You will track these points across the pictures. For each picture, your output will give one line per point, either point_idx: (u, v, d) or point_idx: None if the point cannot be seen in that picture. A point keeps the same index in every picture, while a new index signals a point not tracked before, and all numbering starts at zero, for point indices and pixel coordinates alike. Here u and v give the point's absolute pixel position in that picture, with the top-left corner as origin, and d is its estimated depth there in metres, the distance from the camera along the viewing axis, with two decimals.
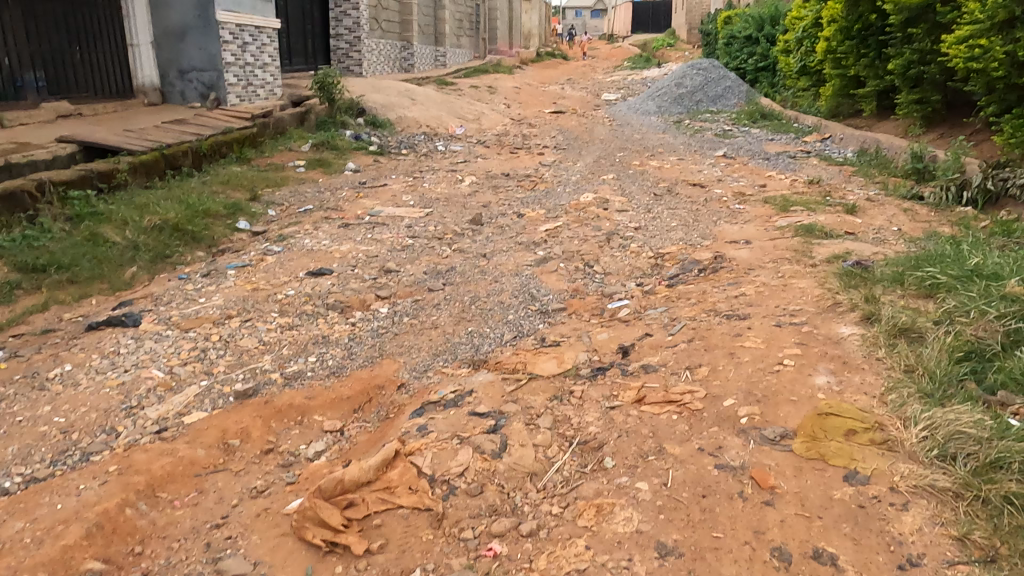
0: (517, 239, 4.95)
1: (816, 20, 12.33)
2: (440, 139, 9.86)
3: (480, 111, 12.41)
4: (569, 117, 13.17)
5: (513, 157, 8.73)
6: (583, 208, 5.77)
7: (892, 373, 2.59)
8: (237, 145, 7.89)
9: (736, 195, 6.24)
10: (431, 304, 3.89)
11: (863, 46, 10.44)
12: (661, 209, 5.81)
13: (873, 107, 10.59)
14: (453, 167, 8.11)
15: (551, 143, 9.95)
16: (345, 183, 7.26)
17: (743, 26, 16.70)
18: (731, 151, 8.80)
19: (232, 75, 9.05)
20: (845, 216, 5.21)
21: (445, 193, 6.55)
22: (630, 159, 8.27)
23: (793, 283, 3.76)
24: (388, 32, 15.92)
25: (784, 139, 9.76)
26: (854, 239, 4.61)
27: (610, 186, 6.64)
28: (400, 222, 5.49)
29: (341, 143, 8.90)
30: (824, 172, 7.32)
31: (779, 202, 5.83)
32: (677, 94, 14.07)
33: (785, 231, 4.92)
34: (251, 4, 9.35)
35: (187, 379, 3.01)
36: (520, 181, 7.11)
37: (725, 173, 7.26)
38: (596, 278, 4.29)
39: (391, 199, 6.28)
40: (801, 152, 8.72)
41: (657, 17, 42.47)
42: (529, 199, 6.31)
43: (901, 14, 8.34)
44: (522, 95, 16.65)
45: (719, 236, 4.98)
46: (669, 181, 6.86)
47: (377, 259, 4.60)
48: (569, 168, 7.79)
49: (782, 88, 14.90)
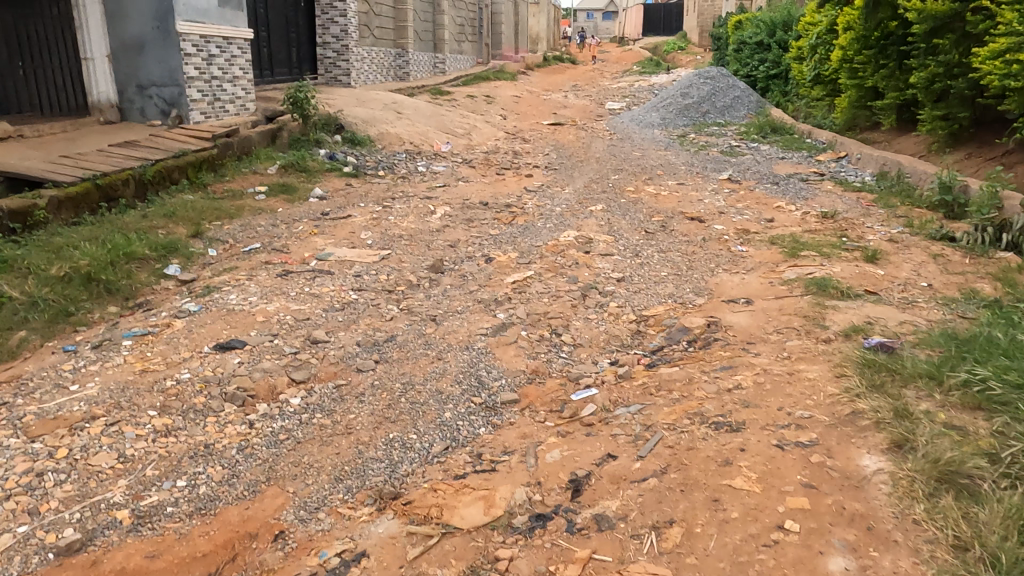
0: (477, 295, 4.23)
1: (831, 27, 11.55)
2: (423, 158, 9.17)
3: (472, 125, 11.69)
4: (567, 130, 12.44)
5: (499, 180, 8.00)
6: (561, 251, 5.03)
7: (937, 556, 1.86)
8: (193, 169, 7.22)
9: (738, 233, 5.49)
10: (354, 392, 3.18)
11: (882, 56, 9.66)
12: (650, 251, 5.06)
13: (893, 121, 9.81)
14: (431, 192, 7.40)
15: (542, 162, 9.22)
16: (306, 213, 6.57)
17: (754, 31, 15.90)
18: (736, 173, 8.01)
19: (197, 90, 8.38)
20: (864, 266, 4.46)
21: (412, 228, 5.84)
22: (624, 183, 7.51)
23: (801, 372, 3.02)
24: (381, 39, 15.26)
25: (795, 158, 8.98)
26: (876, 301, 3.86)
27: (597, 220, 5.89)
28: (349, 269, 4.78)
29: (312, 165, 8.22)
30: (839, 201, 6.57)
31: (787, 244, 5.07)
32: (682, 105, 13.28)
33: (793, 286, 4.16)
34: (217, 12, 8.69)
35: (2, 524, 2.31)
36: (499, 211, 6.40)
37: (728, 202, 6.51)
38: (563, 353, 3.55)
39: (348, 237, 5.57)
40: (813, 173, 7.96)
41: (670, 19, 41.56)
42: (504, 236, 5.58)
43: (925, 23, 7.57)
44: (521, 104, 15.92)
45: (716, 292, 4.24)
46: (664, 213, 6.11)
47: (307, 322, 3.89)
48: (556, 195, 7.06)
49: (796, 97, 14.09)
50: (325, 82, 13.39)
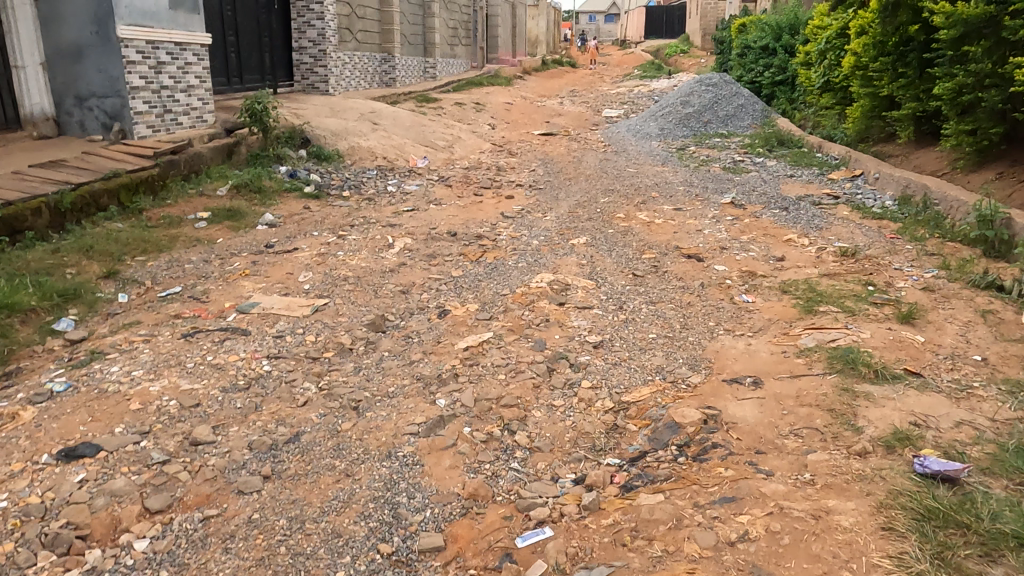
0: (418, 368, 3.40)
1: (842, 31, 10.73)
2: (396, 175, 8.35)
3: (455, 136, 10.87)
4: (559, 141, 11.61)
5: (475, 203, 7.18)
6: (532, 301, 4.20)
7: None
8: (127, 192, 6.41)
9: (741, 277, 4.65)
10: (222, 532, 2.34)
11: (900, 64, 8.82)
12: (639, 302, 4.22)
13: (911, 134, 8.98)
14: (396, 217, 6.57)
15: (527, 180, 8.38)
16: (248, 246, 5.75)
17: (758, 35, 15.09)
18: (741, 195, 7.17)
19: (142, 102, 7.57)
20: (899, 328, 3.63)
21: (362, 267, 5.01)
22: (614, 208, 6.66)
23: (832, 516, 2.18)
24: (365, 43, 14.46)
25: (805, 176, 8.16)
26: (920, 387, 3.02)
27: (578, 259, 5.05)
28: (271, 327, 3.95)
29: (268, 186, 7.40)
30: (859, 232, 5.74)
31: (801, 294, 4.22)
32: (683, 114, 12.43)
33: (812, 360, 3.32)
34: (168, 15, 7.89)
35: None
36: (468, 244, 5.56)
37: (732, 235, 5.66)
38: (513, 462, 2.71)
39: (284, 279, 4.74)
40: (826, 195, 7.13)
41: (671, 22, 40.66)
42: (467, 279, 4.75)
43: (953, 28, 6.74)
44: (512, 112, 15.09)
45: (714, 366, 3.39)
46: (657, 249, 5.27)
47: (194, 411, 3.04)
48: (535, 222, 6.23)
49: (803, 104, 13.25)
50: (302, 89, 12.60)
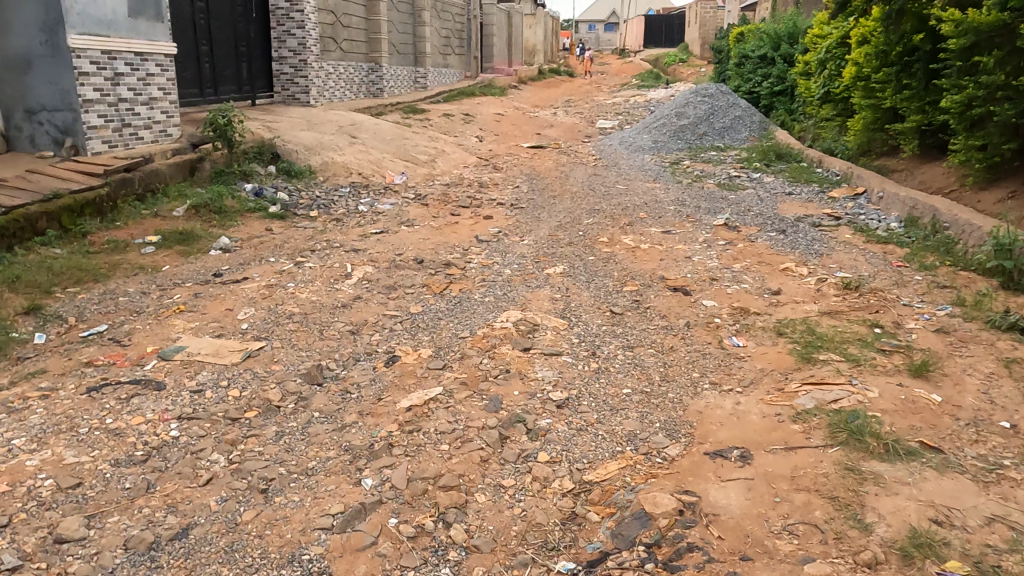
0: (349, 435, 2.90)
1: (843, 39, 10.29)
2: (370, 193, 7.88)
3: (438, 150, 10.41)
4: (548, 154, 11.14)
5: (450, 225, 6.69)
6: (493, 347, 3.70)
7: None
8: (70, 213, 5.93)
9: (732, 316, 4.15)
10: None
11: (905, 75, 8.37)
12: (615, 348, 3.72)
13: (914, 147, 8.52)
14: (362, 241, 6.08)
15: (509, 198, 7.89)
16: (195, 275, 5.26)
17: (756, 45, 14.67)
18: (735, 215, 6.69)
19: (97, 115, 7.11)
20: (910, 384, 3.13)
21: (312, 301, 4.51)
22: (598, 231, 6.17)
23: None
24: (350, 52, 14.02)
25: (805, 194, 7.69)
26: (939, 467, 2.53)
27: (552, 292, 4.55)
28: (191, 379, 3.44)
29: (230, 206, 6.92)
30: (862, 260, 5.26)
31: (799, 338, 3.73)
32: (677, 126, 11.97)
33: (811, 427, 2.82)
34: (127, 24, 7.44)
35: None
36: (434, 274, 5.06)
37: (724, 263, 5.16)
38: (443, 567, 2.21)
39: (220, 316, 4.23)
40: (827, 217, 6.66)
41: (671, 31, 40.26)
42: (425, 317, 4.26)
43: (963, 37, 6.28)
44: (503, 123, 14.64)
45: (696, 433, 2.89)
46: (640, 281, 4.77)
47: (69, 495, 2.55)
48: (511, 247, 5.74)
49: (802, 116, 12.78)
50: (282, 100, 12.16)
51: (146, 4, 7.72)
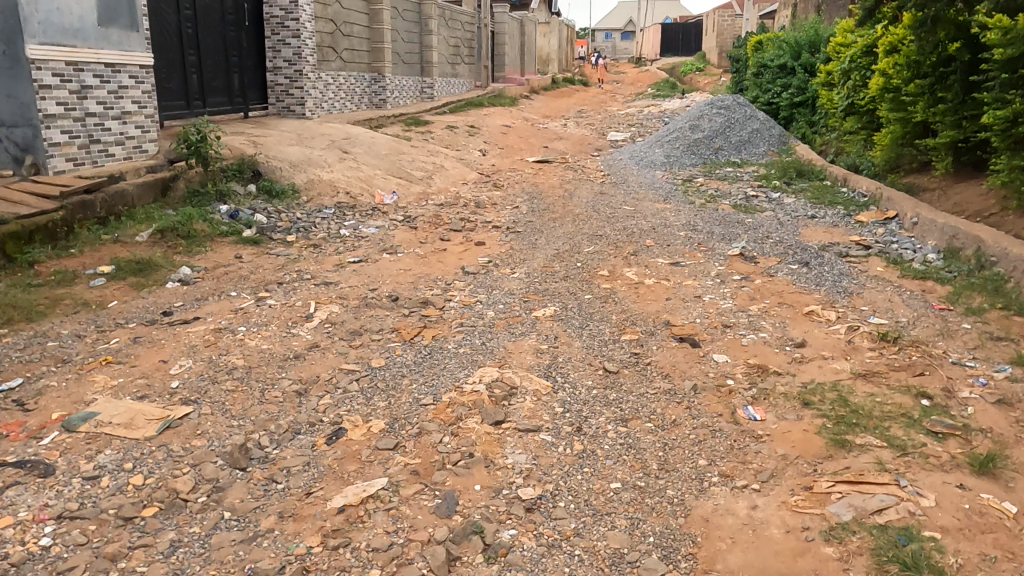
0: (259, 553, 2.29)
1: (870, 48, 9.61)
2: (356, 215, 7.32)
3: (437, 165, 9.85)
4: (554, 170, 10.54)
5: (437, 253, 6.09)
6: (460, 418, 3.08)
7: None
8: (16, 240, 5.39)
9: (748, 376, 3.50)
10: None
11: (939, 87, 7.70)
12: (605, 420, 3.08)
13: (948, 165, 7.85)
14: (337, 272, 5.50)
15: (505, 220, 7.28)
16: (142, 313, 4.68)
17: (775, 53, 14.00)
18: (752, 243, 6.05)
19: (60, 131, 6.59)
20: (975, 486, 2.48)
21: (261, 350, 3.91)
22: (599, 262, 5.55)
23: None
24: (351, 62, 13.52)
25: (829, 218, 7.03)
26: None
27: (538, 342, 3.92)
28: (89, 460, 2.84)
29: (200, 230, 6.38)
30: (897, 301, 4.60)
31: (828, 411, 3.08)
32: (691, 140, 11.32)
33: (850, 554, 2.17)
34: (96, 32, 6.94)
35: None
36: (407, 316, 4.46)
37: (738, 305, 4.51)
38: None
39: (150, 371, 3.64)
40: (854, 246, 6.01)
41: (688, 40, 39.56)
42: (387, 372, 3.66)
43: (1011, 47, 5.62)
44: (509, 136, 14.06)
45: (701, 555, 2.26)
46: (640, 328, 4.14)
47: None
48: (500, 281, 5.13)
49: (825, 128, 12.09)
50: (277, 112, 11.66)
51: (118, 12, 7.21)
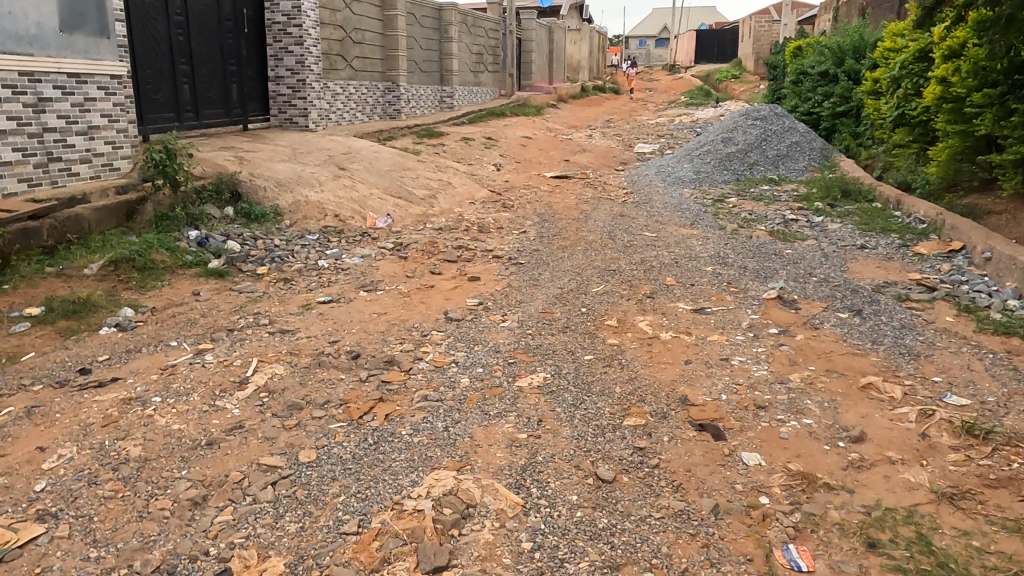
0: None
1: (924, 53, 8.59)
2: (343, 242, 6.56)
3: (443, 181, 9.06)
4: (572, 188, 9.68)
5: (423, 291, 5.28)
6: (388, 560, 2.27)
7: None
8: None
9: (789, 493, 2.60)
10: None
11: (1012, 96, 6.68)
12: (587, 568, 2.23)
13: (1017, 186, 6.80)
14: (300, 317, 4.71)
15: (508, 249, 6.45)
16: (55, 371, 3.93)
17: (816, 60, 12.97)
18: (792, 282, 5.12)
19: (12, 149, 5.95)
20: None
21: (168, 434, 3.11)
22: (608, 307, 4.68)
23: None
24: (363, 71, 12.84)
25: (882, 249, 6.07)
26: None
27: (516, 429, 3.06)
28: None
29: (159, 260, 5.66)
30: (979, 369, 3.66)
31: (904, 565, 2.18)
32: (723, 154, 10.36)
33: None
34: (59, 40, 6.30)
35: None
36: (363, 382, 3.64)
37: (776, 373, 3.59)
38: None
39: (17, 466, 2.86)
40: (915, 287, 5.07)
41: (724, 48, 38.33)
42: (315, 470, 2.83)
43: None
44: (529, 149, 13.23)
45: None
46: (649, 408, 3.25)
47: None
48: (485, 332, 4.29)
49: (871, 140, 11.05)
50: (279, 124, 11.00)
51: (86, 17, 6.57)
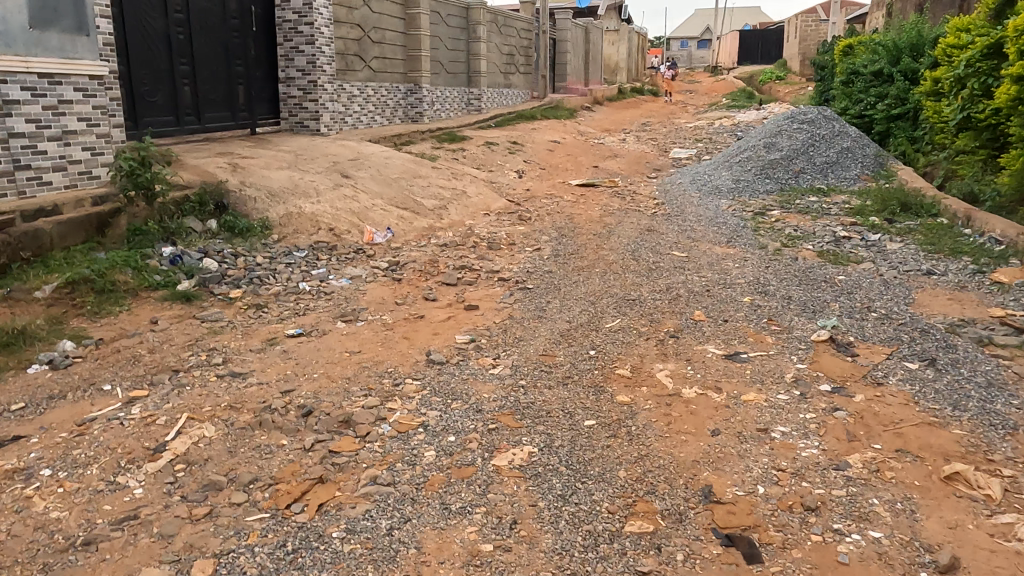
0: None
1: (994, 49, 7.56)
2: (333, 261, 5.90)
3: (456, 190, 8.35)
4: (598, 197, 8.90)
5: (409, 322, 4.56)
6: None
7: None
8: None
9: None
10: None
11: None
12: None
13: None
14: (260, 355, 4.03)
15: (517, 270, 5.70)
16: None
17: (869, 58, 11.93)
18: (846, 319, 4.28)
19: None
20: None
21: (40, 528, 2.44)
22: (622, 350, 3.89)
23: None
24: (382, 71, 12.22)
25: (952, 276, 5.17)
26: None
27: (481, 537, 2.31)
28: None
29: (121, 282, 5.05)
30: None
31: None
32: (765, 161, 9.45)
33: None
34: (28, 37, 5.59)
35: None
36: (306, 452, 2.92)
37: (829, 455, 2.77)
38: None
39: None
40: (997, 327, 4.18)
41: (768, 48, 37.08)
42: None
43: None
44: (556, 153, 12.47)
45: None
46: (661, 506, 2.47)
47: None
48: (469, 381, 3.55)
49: (931, 145, 10.02)
50: (290, 128, 10.43)
51: (59, 12, 5.83)
